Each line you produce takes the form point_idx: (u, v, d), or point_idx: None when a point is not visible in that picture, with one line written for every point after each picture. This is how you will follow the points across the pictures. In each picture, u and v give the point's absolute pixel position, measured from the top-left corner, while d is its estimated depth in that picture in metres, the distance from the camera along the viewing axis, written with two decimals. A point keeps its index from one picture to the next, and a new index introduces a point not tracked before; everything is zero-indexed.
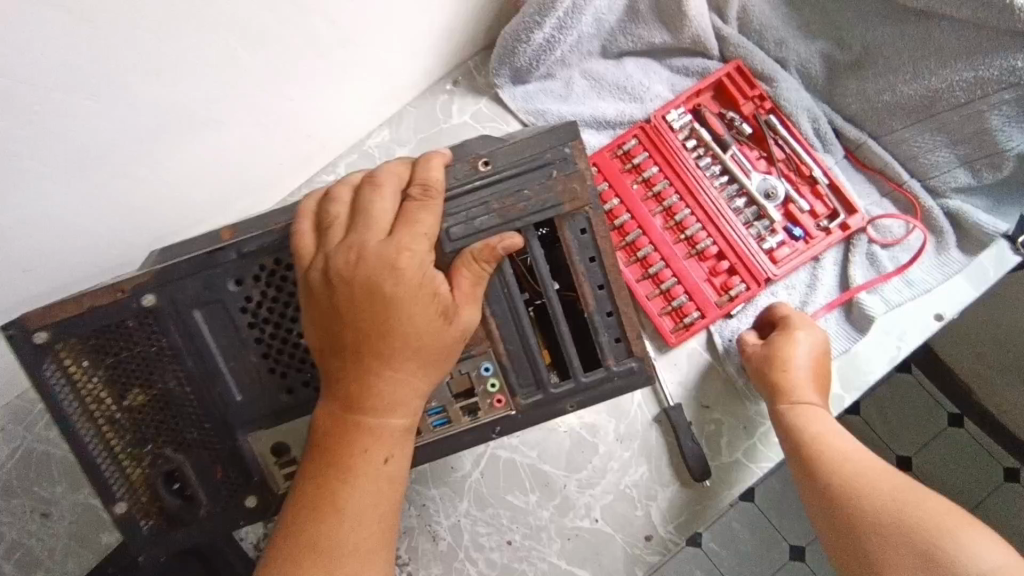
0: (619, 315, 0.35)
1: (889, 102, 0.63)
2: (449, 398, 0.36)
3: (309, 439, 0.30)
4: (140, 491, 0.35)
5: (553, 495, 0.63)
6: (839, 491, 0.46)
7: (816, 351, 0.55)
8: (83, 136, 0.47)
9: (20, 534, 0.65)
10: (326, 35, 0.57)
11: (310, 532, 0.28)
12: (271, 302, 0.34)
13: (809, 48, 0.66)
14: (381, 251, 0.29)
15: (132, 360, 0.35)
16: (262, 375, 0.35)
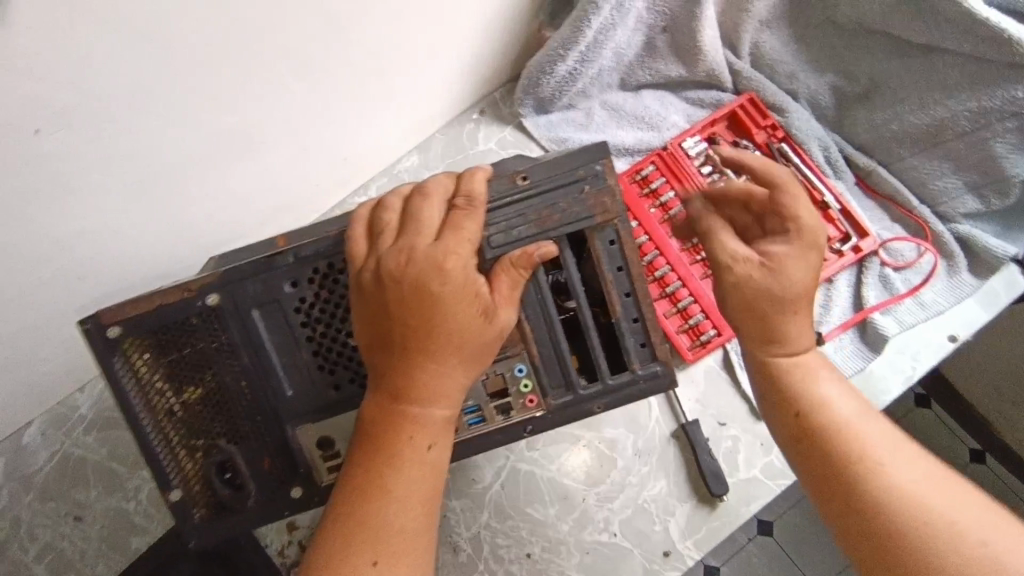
0: (645, 322, 0.38)
1: (896, 131, 0.66)
2: (484, 398, 0.38)
3: (356, 429, 0.33)
4: (193, 480, 0.38)
5: (572, 508, 0.64)
6: (872, 498, 0.36)
7: (813, 265, 0.41)
8: (136, 148, 0.52)
9: (54, 536, 0.67)
10: (363, 63, 0.61)
11: (358, 514, 0.30)
12: (323, 303, 0.37)
13: (819, 81, 0.69)
14: (430, 254, 0.32)
15: (193, 355, 0.38)
16: (312, 371, 0.37)
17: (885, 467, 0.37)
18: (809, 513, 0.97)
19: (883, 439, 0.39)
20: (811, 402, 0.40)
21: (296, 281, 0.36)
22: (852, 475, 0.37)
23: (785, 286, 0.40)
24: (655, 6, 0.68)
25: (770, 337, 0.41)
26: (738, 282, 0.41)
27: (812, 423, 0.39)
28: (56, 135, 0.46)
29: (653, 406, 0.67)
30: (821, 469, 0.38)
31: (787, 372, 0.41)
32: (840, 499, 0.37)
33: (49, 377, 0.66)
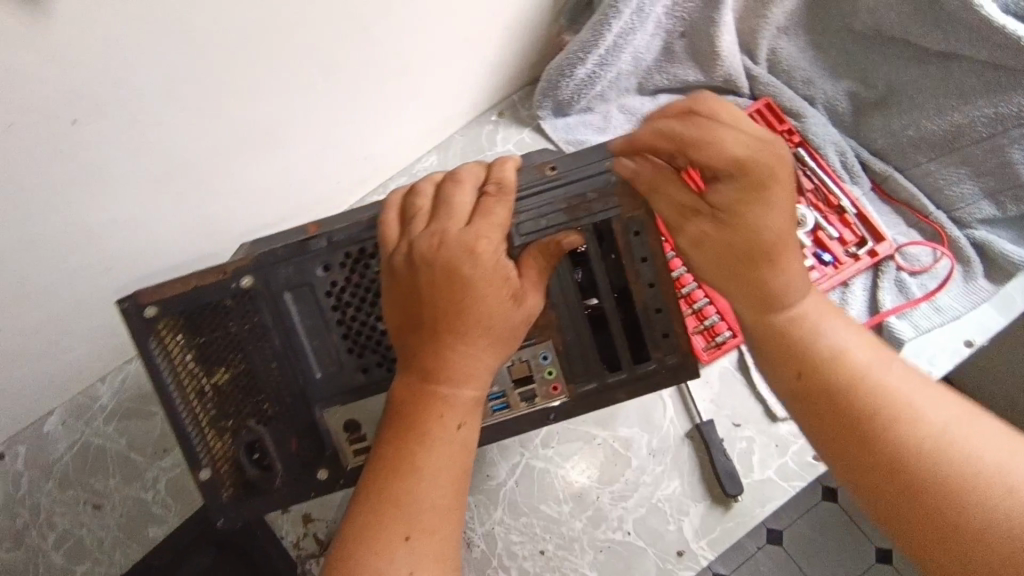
0: (670, 311, 0.38)
1: (913, 136, 0.66)
2: (509, 384, 0.39)
3: (387, 409, 0.34)
4: (222, 459, 0.39)
5: (586, 506, 0.64)
6: (900, 458, 0.32)
7: (781, 202, 0.35)
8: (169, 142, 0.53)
9: (72, 524, 0.68)
10: (389, 63, 0.62)
11: (390, 490, 0.31)
12: (352, 289, 0.38)
13: (835, 87, 0.70)
14: (462, 237, 0.33)
15: (224, 337, 0.39)
16: (341, 354, 0.39)
17: (907, 420, 0.33)
18: (820, 523, 0.97)
19: (905, 385, 0.34)
20: (818, 359, 0.36)
21: (328, 266, 0.37)
22: (870, 436, 0.33)
23: (743, 240, 0.36)
24: (674, 11, 0.69)
25: (761, 294, 0.37)
26: (700, 243, 0.38)
27: (823, 384, 0.35)
28: (92, 126, 0.47)
29: (667, 406, 0.67)
30: (840, 433, 0.34)
31: (789, 327, 0.37)
32: (865, 463, 0.33)
33: (71, 367, 0.67)
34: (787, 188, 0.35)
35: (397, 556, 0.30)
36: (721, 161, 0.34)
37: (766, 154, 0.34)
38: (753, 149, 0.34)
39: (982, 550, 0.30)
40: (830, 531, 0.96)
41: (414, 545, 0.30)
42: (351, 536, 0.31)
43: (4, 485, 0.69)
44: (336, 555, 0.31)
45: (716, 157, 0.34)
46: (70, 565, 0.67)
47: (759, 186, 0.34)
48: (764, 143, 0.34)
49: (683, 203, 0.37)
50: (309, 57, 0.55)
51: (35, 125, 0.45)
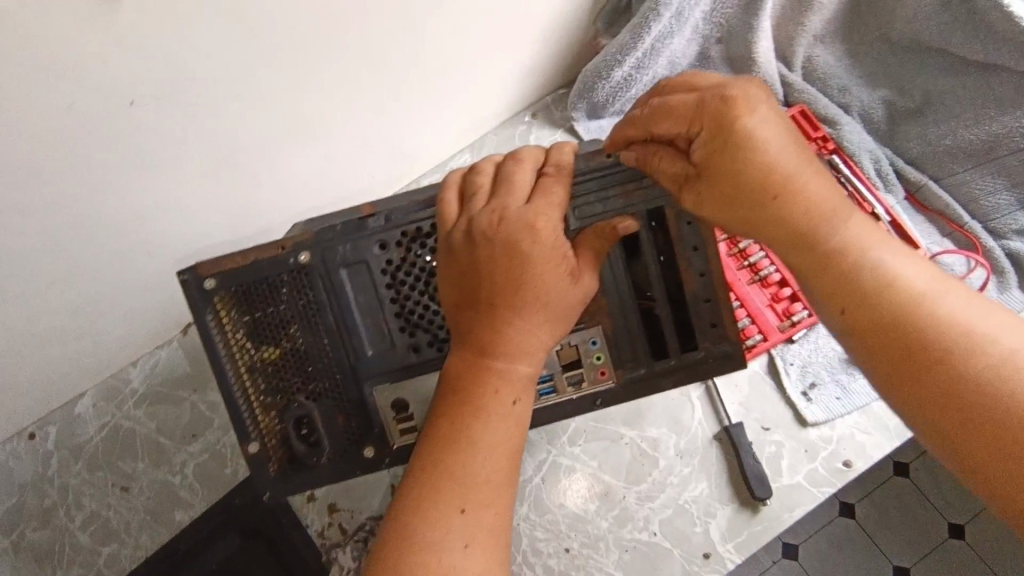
0: (717, 302, 0.42)
1: (949, 146, 0.66)
2: (558, 368, 0.43)
3: (442, 382, 0.35)
4: (268, 434, 0.43)
5: (612, 505, 0.63)
6: (961, 388, 0.32)
7: (762, 139, 0.34)
8: (219, 137, 0.51)
9: (100, 505, 0.68)
10: (433, 61, 0.59)
11: (446, 461, 0.33)
12: (406, 269, 0.42)
13: (871, 96, 0.70)
14: (522, 214, 0.35)
15: (276, 313, 0.42)
16: (392, 331, 0.43)
17: (965, 348, 0.32)
18: (837, 540, 0.94)
19: (962, 312, 0.33)
20: (869, 290, 0.34)
21: (385, 244, 0.42)
22: (928, 366, 0.32)
23: (733, 184, 0.35)
24: (712, 16, 0.69)
25: (797, 230, 0.35)
26: (702, 203, 0.37)
27: (874, 316, 0.34)
28: (148, 110, 0.46)
29: (696, 408, 0.66)
30: (894, 366, 0.33)
31: (838, 258, 0.35)
32: (921, 396, 0.33)
33: (104, 350, 0.66)
34: (776, 126, 0.34)
35: (454, 526, 0.32)
36: (685, 124, 0.36)
37: (718, 102, 0.35)
38: (705, 102, 0.35)
39: None
40: (847, 549, 0.94)
41: (471, 516, 0.32)
42: (409, 506, 0.32)
43: (34, 464, 0.69)
44: (394, 524, 0.32)
45: (678, 123, 0.36)
46: (97, 546, 0.67)
47: (719, 130, 0.34)
48: (717, 94, 0.35)
49: (676, 172, 0.37)
50: (361, 57, 0.54)
51: (93, 105, 0.43)
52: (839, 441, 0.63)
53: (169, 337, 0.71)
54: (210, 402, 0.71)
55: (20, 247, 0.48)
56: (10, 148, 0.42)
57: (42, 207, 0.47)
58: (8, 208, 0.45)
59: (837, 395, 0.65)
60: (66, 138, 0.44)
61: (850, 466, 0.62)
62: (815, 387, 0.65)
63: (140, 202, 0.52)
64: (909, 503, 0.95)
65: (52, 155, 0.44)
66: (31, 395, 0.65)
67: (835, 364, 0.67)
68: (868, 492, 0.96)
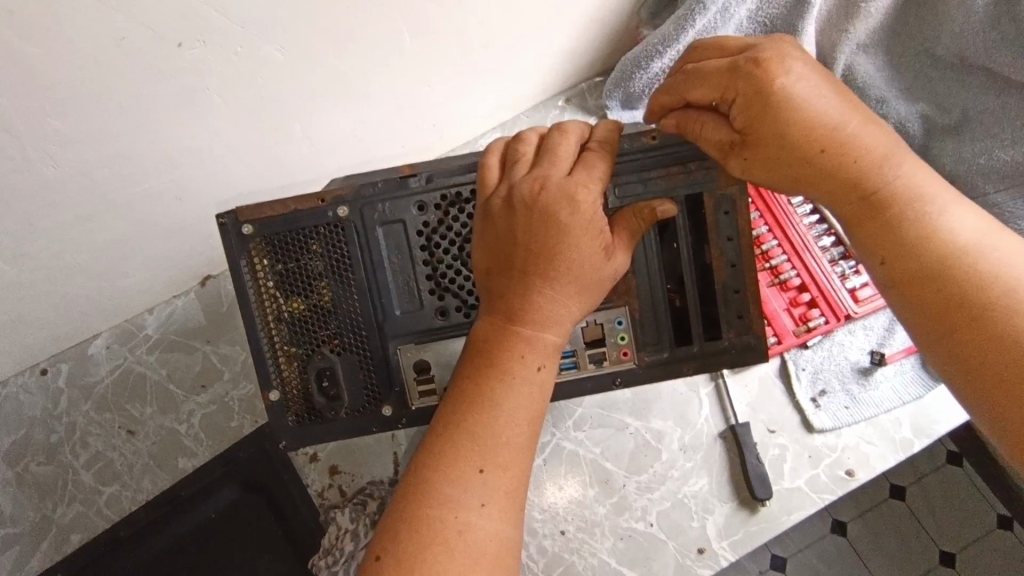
0: (745, 294, 0.45)
1: (983, 165, 0.63)
2: (581, 345, 0.46)
3: (470, 345, 0.37)
4: (290, 385, 0.45)
5: (611, 493, 0.63)
6: (997, 342, 0.34)
7: (799, 94, 0.36)
8: (264, 87, 0.50)
9: (105, 446, 0.69)
10: (475, 32, 0.57)
11: (468, 422, 0.35)
12: (441, 232, 0.45)
13: (910, 108, 0.67)
14: (563, 185, 0.36)
15: (305, 266, 0.45)
16: (423, 293, 0.45)
17: (1003, 305, 0.34)
18: (826, 556, 0.94)
19: (1000, 261, 0.36)
20: (910, 240, 0.36)
21: (424, 207, 0.44)
22: (969, 321, 0.35)
23: (779, 144, 0.37)
24: (757, 15, 0.66)
25: (843, 183, 0.37)
26: (751, 167, 0.39)
27: (914, 269, 0.36)
28: (196, 53, 0.44)
29: (704, 403, 0.65)
30: (932, 319, 0.36)
31: (884, 209, 0.37)
32: (958, 350, 0.35)
33: (122, 294, 0.66)
34: (814, 83, 0.36)
35: (473, 485, 0.34)
36: (719, 93, 0.38)
37: (751, 65, 0.37)
38: (736, 68, 0.37)
39: None
40: (835, 565, 0.94)
41: (492, 477, 0.34)
42: (431, 463, 0.34)
43: (43, 400, 0.69)
44: (414, 478, 0.35)
45: (713, 90, 0.38)
46: (98, 485, 0.68)
47: (758, 94, 0.36)
48: (748, 59, 0.37)
49: (719, 140, 0.39)
50: (401, 11, 0.50)
51: (142, 45, 0.42)
52: (843, 450, 0.63)
53: (186, 287, 0.71)
54: (222, 354, 0.71)
55: (53, 177, 0.48)
56: (55, 78, 0.41)
57: (80, 139, 0.46)
58: (46, 137, 0.44)
59: (845, 403, 0.65)
60: (116, 74, 0.43)
61: (851, 475, 0.62)
62: (824, 394, 0.65)
63: (176, 147, 0.51)
64: (903, 527, 0.95)
65: (98, 89, 0.43)
66: (47, 331, 0.64)
67: (846, 373, 0.66)
68: (862, 512, 0.96)
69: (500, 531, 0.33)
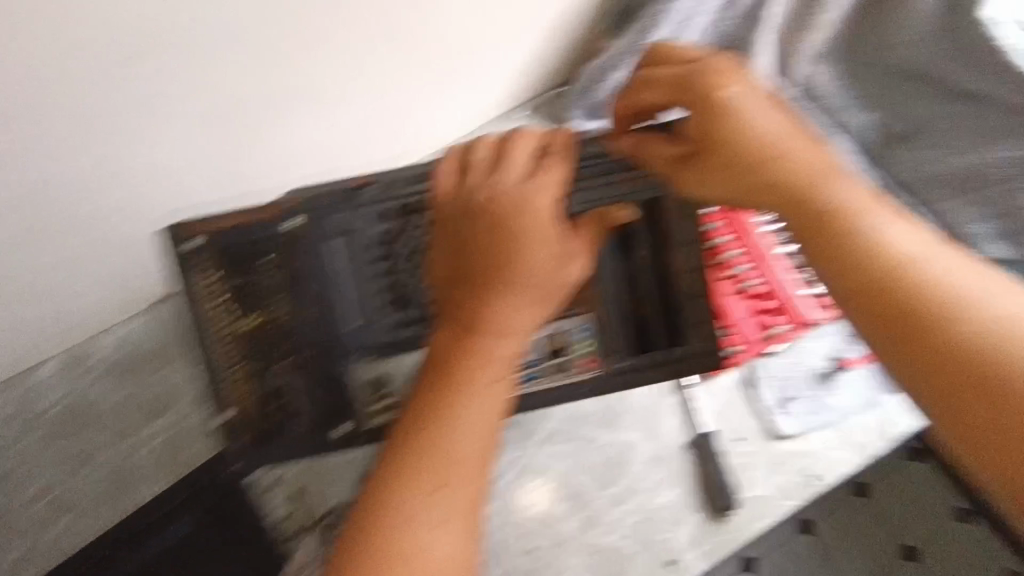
0: (704, 300, 0.46)
1: (941, 172, 0.66)
2: (541, 357, 0.46)
3: (427, 360, 0.37)
4: (247, 402, 0.45)
5: (582, 507, 0.62)
6: (958, 352, 0.30)
7: (742, 107, 0.38)
8: (225, 103, 0.51)
9: (53, 481, 0.63)
10: (438, 43, 0.58)
11: (423, 439, 0.34)
12: (400, 245, 0.45)
13: (866, 119, 0.70)
14: (516, 196, 0.38)
15: (260, 281, 0.43)
16: (383, 307, 0.46)
17: (964, 314, 0.31)
18: None
19: (956, 274, 0.33)
20: (860, 251, 0.34)
21: (384, 216, 0.43)
22: (931, 330, 0.31)
23: (727, 152, 0.37)
24: (715, 29, 0.68)
25: (788, 197, 0.36)
26: (705, 179, 0.38)
27: (869, 282, 0.33)
28: (164, 65, 0.46)
29: (669, 415, 0.66)
30: (891, 334, 0.32)
31: (830, 221, 0.35)
32: (925, 363, 0.31)
33: (78, 317, 0.64)
34: (756, 99, 0.38)
35: (429, 501, 0.33)
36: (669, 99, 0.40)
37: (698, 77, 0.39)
38: (686, 80, 0.39)
39: None
40: None
41: (452, 499, 0.33)
42: (387, 479, 0.33)
43: None
44: (369, 496, 0.33)
45: (665, 96, 0.40)
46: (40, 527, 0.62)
47: (700, 101, 0.38)
48: (697, 73, 0.39)
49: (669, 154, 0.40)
50: (375, 13, 0.53)
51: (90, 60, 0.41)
52: (809, 456, 0.63)
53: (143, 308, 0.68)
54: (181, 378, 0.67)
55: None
56: None
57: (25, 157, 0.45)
58: None
59: (810, 409, 0.65)
60: None
61: (818, 480, 0.62)
62: (790, 401, 0.65)
63: (128, 164, 0.50)
64: None
65: None
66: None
67: (810, 380, 0.66)
68: None
69: (456, 548, 0.32)
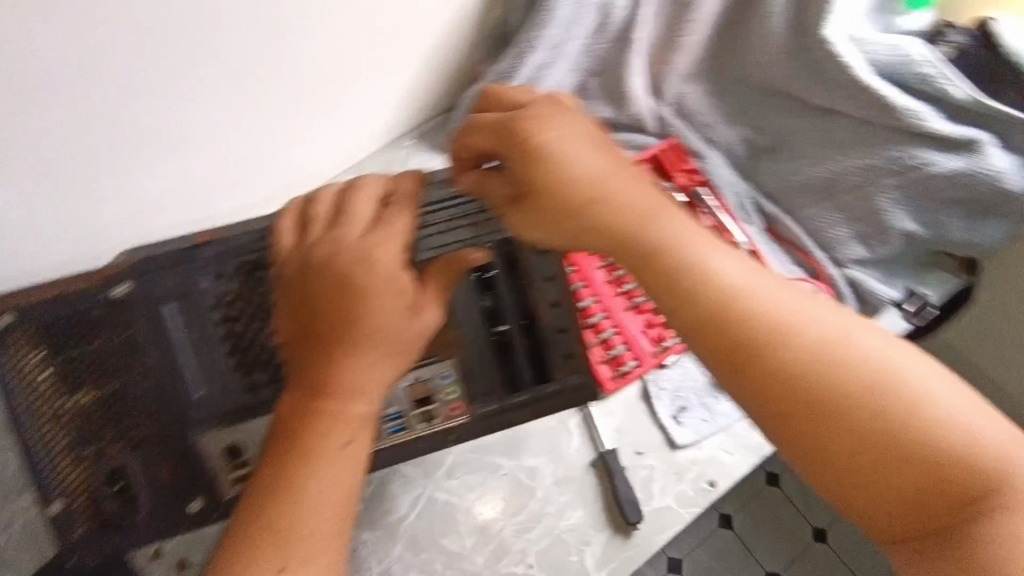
0: (570, 331, 0.46)
1: (797, 182, 0.70)
2: (407, 406, 0.45)
3: (275, 429, 0.35)
4: (77, 493, 0.41)
5: (488, 539, 0.60)
6: (777, 381, 0.32)
7: (560, 154, 0.35)
8: (58, 155, 0.45)
9: None
10: (309, 76, 0.55)
11: (267, 518, 0.32)
12: (245, 300, 0.43)
13: (730, 134, 0.72)
14: (355, 247, 0.36)
15: (85, 356, 0.41)
16: (227, 373, 0.43)
17: (782, 341, 0.32)
18: (716, 553, 0.97)
19: (770, 299, 0.33)
20: (685, 286, 0.34)
21: (220, 276, 0.42)
22: (757, 362, 0.32)
23: (548, 201, 0.35)
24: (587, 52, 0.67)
25: (611, 236, 0.35)
26: (527, 226, 0.37)
27: (695, 317, 0.33)
28: None
29: (573, 435, 0.65)
30: (720, 364, 0.33)
31: (655, 257, 0.34)
32: (755, 392, 0.32)
33: None
34: (576, 139, 0.36)
35: None
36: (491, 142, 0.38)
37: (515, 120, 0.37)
38: (506, 123, 0.37)
39: (857, 462, 0.30)
40: (725, 561, 0.97)
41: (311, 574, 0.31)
42: (235, 566, 0.31)
43: None
44: None
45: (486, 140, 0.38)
46: None
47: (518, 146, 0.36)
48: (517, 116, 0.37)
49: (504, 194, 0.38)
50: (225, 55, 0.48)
51: None
52: (706, 462, 0.65)
53: None
54: None
55: None
56: None
57: None
58: None
59: (703, 417, 0.67)
60: None
61: (714, 485, 0.64)
62: (684, 411, 0.67)
63: None
64: (782, 515, 0.99)
65: None
66: None
67: (702, 389, 0.69)
68: (745, 503, 1.00)
69: None
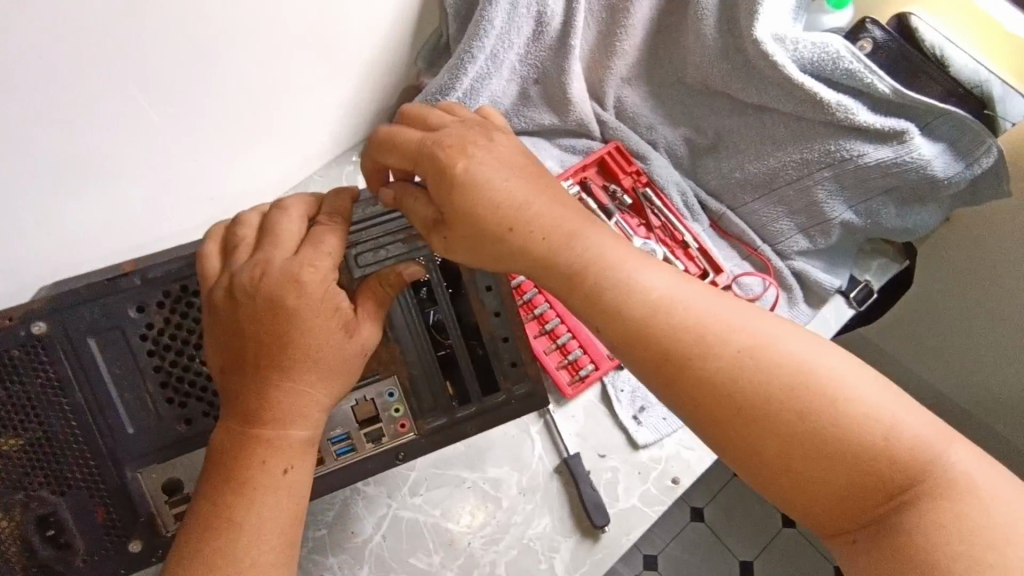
0: (515, 339, 0.46)
1: (739, 178, 0.71)
2: (354, 426, 0.44)
3: (211, 458, 0.36)
4: (8, 541, 0.39)
5: (456, 554, 0.60)
6: (705, 387, 0.34)
7: (480, 179, 0.36)
8: None
9: None
10: (239, 99, 0.53)
11: (205, 549, 0.34)
12: (174, 329, 0.42)
13: (674, 133, 0.74)
14: (283, 269, 0.36)
15: (6, 398, 0.39)
16: (160, 406, 0.42)
17: (707, 350, 0.34)
18: (688, 544, 0.98)
19: (693, 309, 0.36)
20: (614, 302, 0.36)
21: (143, 306, 0.41)
22: (685, 371, 0.34)
23: (471, 225, 0.36)
24: (526, 60, 0.67)
25: (540, 257, 0.37)
26: (451, 247, 0.38)
27: (625, 332, 0.35)
28: None
29: (536, 442, 0.65)
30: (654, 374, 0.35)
31: (582, 277, 0.36)
32: (687, 398, 0.35)
33: None
34: (494, 164, 0.37)
35: None
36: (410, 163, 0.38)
37: (436, 146, 0.37)
38: (424, 145, 0.37)
39: (780, 457, 0.33)
40: (696, 552, 0.98)
41: None
42: None
43: None
44: None
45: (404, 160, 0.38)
46: None
47: (439, 169, 0.36)
48: (436, 139, 0.37)
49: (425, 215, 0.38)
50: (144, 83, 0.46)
51: None
52: (669, 460, 0.65)
53: None
54: None
55: None
56: None
57: None
58: None
59: (663, 415, 0.67)
60: None
61: (678, 482, 0.64)
62: (644, 410, 0.67)
63: None
64: (750, 504, 1.00)
65: None
66: None
67: None
68: (714, 495, 1.00)
69: None
